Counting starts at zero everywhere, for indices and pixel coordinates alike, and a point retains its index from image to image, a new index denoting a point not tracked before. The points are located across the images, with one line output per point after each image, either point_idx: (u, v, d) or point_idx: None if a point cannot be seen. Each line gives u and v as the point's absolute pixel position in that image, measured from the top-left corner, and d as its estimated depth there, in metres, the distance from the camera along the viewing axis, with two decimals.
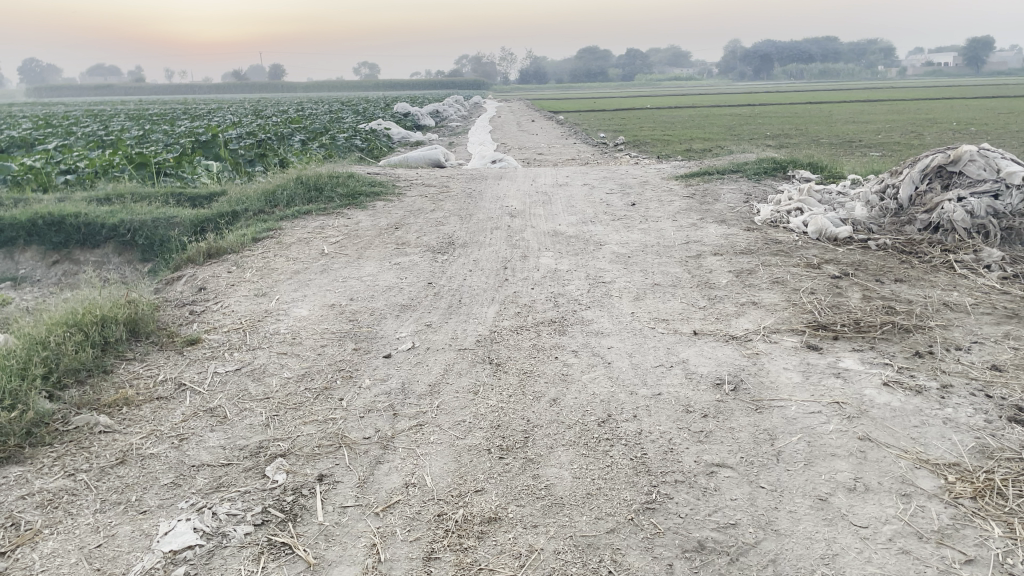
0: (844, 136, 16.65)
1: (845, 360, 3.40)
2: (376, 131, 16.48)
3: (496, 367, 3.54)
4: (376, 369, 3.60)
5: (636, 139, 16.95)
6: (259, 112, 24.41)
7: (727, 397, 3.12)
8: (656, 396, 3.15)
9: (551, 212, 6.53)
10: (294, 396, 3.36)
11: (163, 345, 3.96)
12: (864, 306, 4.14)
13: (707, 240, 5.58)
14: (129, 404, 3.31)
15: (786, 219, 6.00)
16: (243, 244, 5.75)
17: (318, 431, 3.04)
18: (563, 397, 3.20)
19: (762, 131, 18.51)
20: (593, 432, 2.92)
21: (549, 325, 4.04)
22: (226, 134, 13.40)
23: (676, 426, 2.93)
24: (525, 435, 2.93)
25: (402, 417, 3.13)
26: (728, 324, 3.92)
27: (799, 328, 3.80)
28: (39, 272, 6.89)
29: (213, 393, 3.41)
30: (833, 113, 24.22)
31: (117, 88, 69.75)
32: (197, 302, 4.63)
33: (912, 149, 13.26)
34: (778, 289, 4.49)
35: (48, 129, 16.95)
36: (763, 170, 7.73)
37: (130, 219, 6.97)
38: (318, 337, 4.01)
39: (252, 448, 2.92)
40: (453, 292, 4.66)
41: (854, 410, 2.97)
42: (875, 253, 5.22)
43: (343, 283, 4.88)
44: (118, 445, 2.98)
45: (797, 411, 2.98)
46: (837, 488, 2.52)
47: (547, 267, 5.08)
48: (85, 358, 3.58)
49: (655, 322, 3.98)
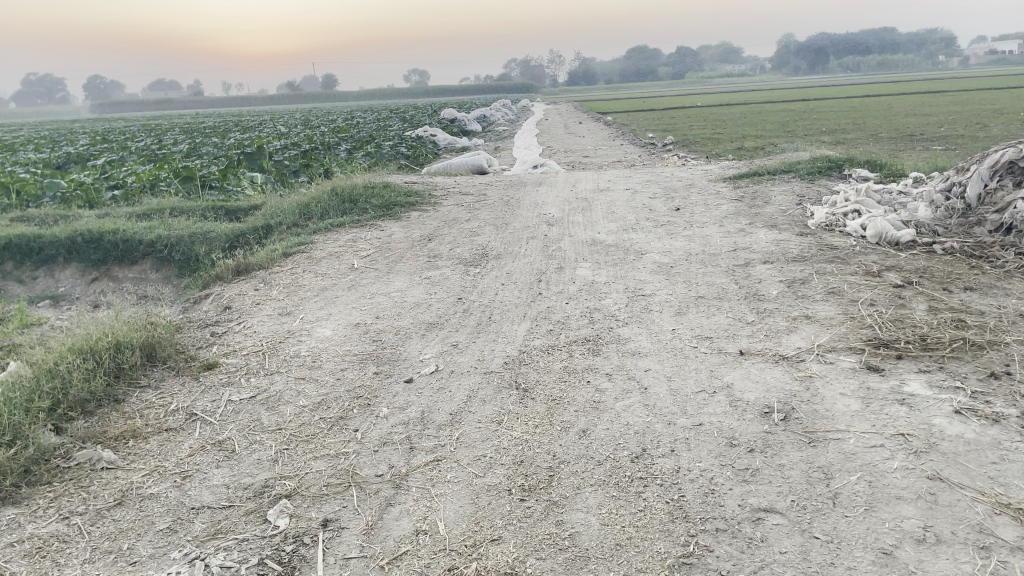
0: (905, 130, 15.96)
1: (910, 384, 3.05)
2: (422, 139, 16.38)
3: (522, 393, 3.28)
4: (396, 396, 3.37)
5: (686, 138, 16.54)
6: (310, 122, 24.58)
7: (776, 428, 2.80)
8: (696, 427, 2.86)
9: (591, 219, 6.25)
10: (308, 426, 3.15)
11: (179, 370, 3.80)
12: (931, 319, 3.77)
13: (756, 247, 5.23)
14: (136, 437, 3.14)
15: (843, 222, 5.61)
16: (273, 259, 5.60)
17: (328, 467, 2.82)
18: (593, 428, 2.93)
19: (816, 127, 17.91)
20: (625, 469, 2.64)
21: (582, 344, 3.77)
22: (272, 145, 13.40)
23: (717, 463, 2.63)
24: (550, 473, 2.66)
25: (418, 450, 2.89)
26: (779, 341, 3.59)
27: (858, 347, 3.45)
28: (77, 289, 6.87)
29: (224, 424, 3.23)
30: (893, 106, 23.40)
31: (175, 103, 71.58)
32: (219, 322, 4.48)
33: (976, 142, 12.62)
34: (833, 300, 4.14)
35: (104, 144, 17.22)
36: (817, 169, 7.31)
37: (166, 235, 6.92)
38: (339, 361, 3.81)
39: (257, 488, 2.72)
40: (484, 307, 4.42)
41: (921, 443, 2.63)
42: (940, 259, 4.82)
43: (370, 300, 4.69)
44: (118, 484, 2.81)
45: (855, 444, 2.66)
46: (903, 539, 2.19)
47: (584, 278, 4.82)
48: (96, 387, 3.44)
49: (698, 340, 3.67)
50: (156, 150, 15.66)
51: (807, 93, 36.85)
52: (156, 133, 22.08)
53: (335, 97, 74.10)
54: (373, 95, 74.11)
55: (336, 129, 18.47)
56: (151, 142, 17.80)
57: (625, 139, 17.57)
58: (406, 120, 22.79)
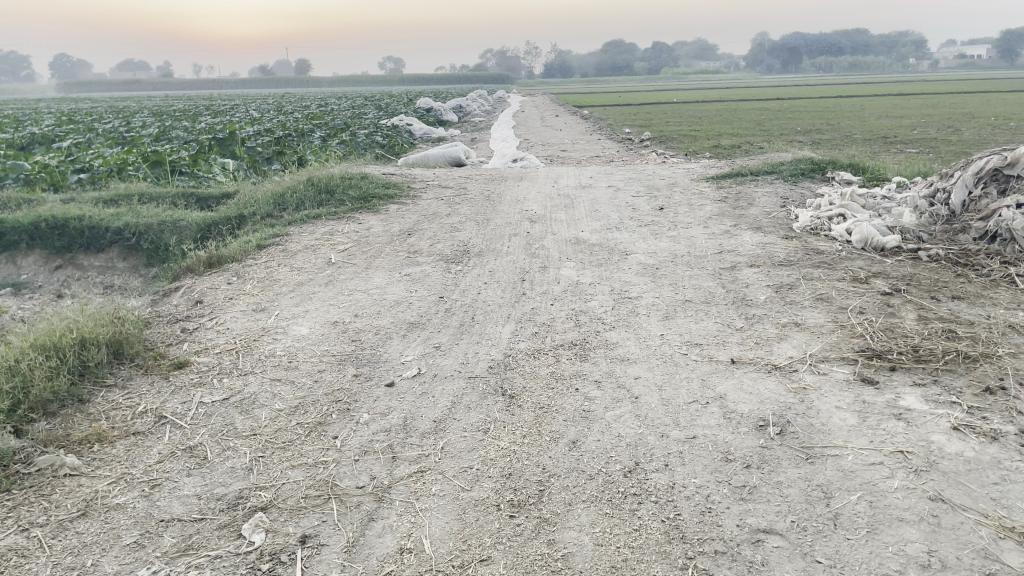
0: (881, 131, 16.04)
1: (906, 398, 2.99)
2: (397, 128, 16.16)
3: (509, 400, 3.17)
4: (376, 401, 3.24)
5: (664, 134, 16.51)
6: (282, 108, 24.13)
7: (772, 443, 2.72)
8: (689, 440, 2.77)
9: (574, 216, 6.15)
10: (284, 432, 3.01)
11: (148, 369, 3.63)
12: (922, 329, 3.72)
13: (741, 249, 5.17)
14: (101, 441, 2.98)
15: (828, 226, 5.56)
16: (247, 251, 5.43)
17: (306, 478, 2.69)
18: (584, 439, 2.82)
19: (792, 126, 17.96)
20: (618, 485, 2.54)
21: (569, 348, 3.66)
22: (245, 131, 13.13)
23: (714, 479, 2.54)
24: (540, 488, 2.55)
25: (401, 461, 2.77)
26: (770, 350, 3.51)
27: (851, 357, 3.38)
28: (40, 277, 6.63)
29: (195, 429, 3.08)
30: (866, 107, 23.62)
31: (145, 84, 70.32)
32: (190, 317, 4.31)
33: (949, 145, 12.72)
34: (822, 307, 4.08)
35: (71, 125, 16.81)
36: (800, 171, 7.27)
37: (135, 222, 6.70)
38: (316, 361, 3.67)
39: (231, 499, 2.58)
40: (466, 307, 4.31)
41: (921, 462, 2.56)
42: (927, 266, 4.78)
43: (348, 297, 4.54)
44: (82, 492, 2.65)
45: (854, 462, 2.59)
46: (908, 565, 2.11)
47: (568, 279, 4.71)
48: (60, 386, 3.26)
49: (687, 347, 3.58)
50: (125, 132, 15.28)
51: (782, 92, 37.09)
52: (125, 115, 21.63)
53: (308, 83, 73.16)
54: (347, 82, 73.33)
55: (310, 116, 18.20)
56: (118, 124, 17.38)
57: (602, 134, 17.48)
58: (383, 109, 22.55)
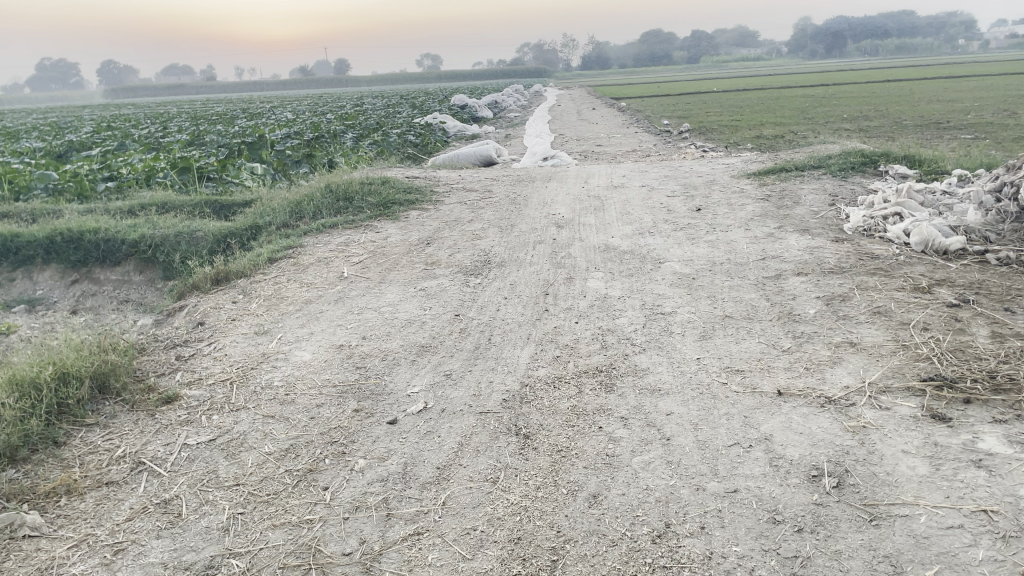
0: (933, 116, 15.26)
1: (986, 440, 2.55)
2: (429, 127, 15.81)
3: (523, 441, 2.80)
4: (375, 442, 2.90)
5: (702, 125, 15.94)
6: (315, 108, 24.00)
7: (828, 498, 2.32)
8: (730, 495, 2.37)
9: (604, 220, 5.75)
10: (270, 482, 2.68)
11: (134, 404, 3.34)
12: (997, 349, 3.25)
13: (787, 255, 4.73)
14: (70, 493, 2.69)
15: (882, 227, 5.08)
16: (257, 266, 5.14)
17: (286, 542, 2.36)
18: (606, 493, 2.44)
19: (838, 114, 17.22)
20: (645, 553, 2.16)
21: (594, 376, 3.28)
22: (276, 134, 12.92)
23: (759, 547, 2.14)
24: (554, 557, 2.18)
25: (396, 519, 2.42)
26: (822, 377, 3.08)
27: (917, 387, 2.94)
28: (55, 292, 6.43)
29: (174, 477, 2.76)
30: (916, 91, 22.65)
31: (188, 88, 71.36)
32: (188, 341, 4.02)
33: (1007, 130, 11.98)
34: (880, 322, 3.63)
35: (109, 132, 16.80)
36: (849, 165, 6.76)
37: (151, 234, 6.46)
38: (315, 393, 3.34)
39: (198, 569, 2.26)
40: (484, 327, 3.95)
41: (1011, 525, 2.13)
42: (997, 271, 4.29)
43: (357, 316, 4.22)
44: (37, 559, 2.35)
45: (928, 525, 2.17)
46: None
47: (596, 292, 4.33)
48: (32, 429, 2.97)
49: (727, 375, 3.17)
50: (159, 138, 15.18)
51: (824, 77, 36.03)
52: (164, 120, 21.73)
53: (346, 83, 73.43)
54: (383, 81, 73.39)
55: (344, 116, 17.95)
56: (155, 129, 17.40)
57: (639, 127, 16.93)
58: (418, 107, 22.30)
